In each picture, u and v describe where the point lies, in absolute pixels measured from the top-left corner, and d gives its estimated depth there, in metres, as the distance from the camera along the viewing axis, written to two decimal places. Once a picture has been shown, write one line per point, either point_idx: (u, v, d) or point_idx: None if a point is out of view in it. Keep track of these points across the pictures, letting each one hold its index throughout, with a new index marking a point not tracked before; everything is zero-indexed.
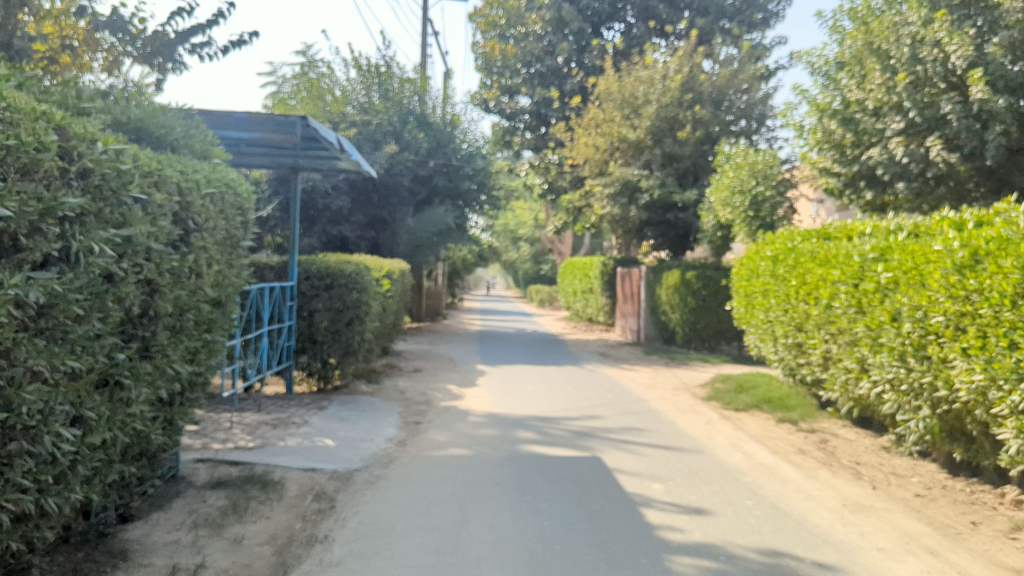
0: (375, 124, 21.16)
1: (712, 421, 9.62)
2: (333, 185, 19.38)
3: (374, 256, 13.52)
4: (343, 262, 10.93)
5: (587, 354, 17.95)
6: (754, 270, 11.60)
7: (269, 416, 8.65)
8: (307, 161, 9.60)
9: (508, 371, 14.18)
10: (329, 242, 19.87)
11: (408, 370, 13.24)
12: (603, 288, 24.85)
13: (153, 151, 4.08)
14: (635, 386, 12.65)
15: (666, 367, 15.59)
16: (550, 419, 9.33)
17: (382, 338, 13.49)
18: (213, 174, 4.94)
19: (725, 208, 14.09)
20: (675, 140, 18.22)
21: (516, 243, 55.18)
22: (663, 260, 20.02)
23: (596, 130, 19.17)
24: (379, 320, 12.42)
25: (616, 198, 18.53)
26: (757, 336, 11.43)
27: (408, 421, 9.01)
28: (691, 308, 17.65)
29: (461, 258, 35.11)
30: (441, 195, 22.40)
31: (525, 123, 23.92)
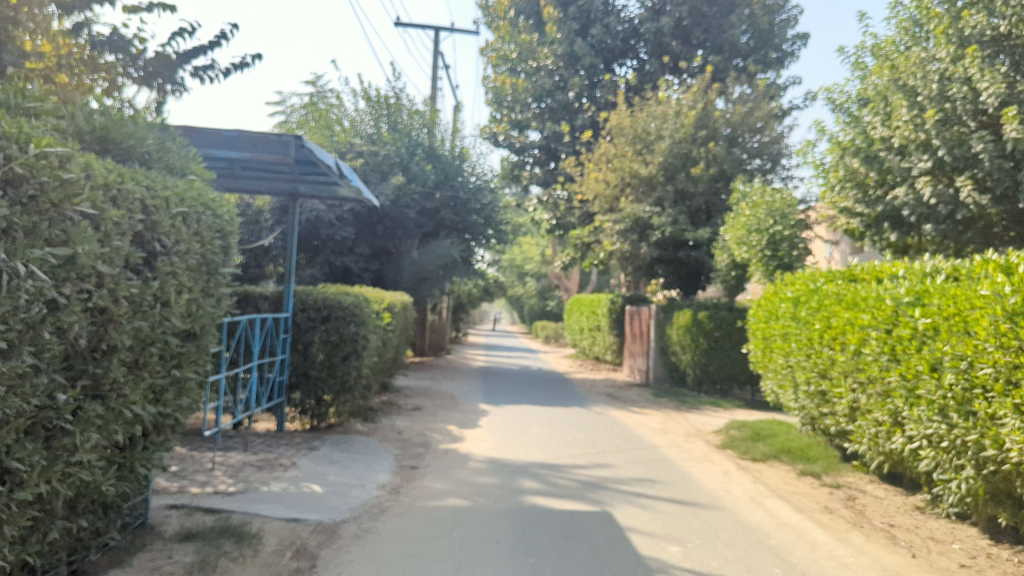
0: (382, 155, 20.77)
1: (729, 473, 9.00)
2: (337, 216, 18.94)
3: (376, 288, 13.02)
4: (342, 293, 10.42)
5: (594, 395, 17.33)
6: (773, 312, 11.04)
7: (254, 458, 8.08)
8: (307, 188, 9.16)
9: (512, 411, 13.58)
10: (332, 273, 19.38)
11: (408, 408, 12.65)
12: (611, 326, 24.27)
13: (112, 162, 3.64)
14: (645, 430, 12.04)
15: (676, 411, 14.95)
16: (556, 466, 8.72)
17: (381, 374, 12.92)
18: (187, 191, 4.45)
19: (741, 246, 13.56)
20: (688, 177, 17.77)
21: (522, 279, 54.72)
22: (673, 299, 19.47)
23: (607, 165, 18.73)
24: (379, 355, 11.87)
25: (627, 234, 18.03)
26: (776, 382, 10.84)
27: (404, 465, 8.42)
28: (703, 350, 17.11)
29: (467, 292, 34.57)
30: (447, 228, 21.94)
31: (534, 157, 23.54)
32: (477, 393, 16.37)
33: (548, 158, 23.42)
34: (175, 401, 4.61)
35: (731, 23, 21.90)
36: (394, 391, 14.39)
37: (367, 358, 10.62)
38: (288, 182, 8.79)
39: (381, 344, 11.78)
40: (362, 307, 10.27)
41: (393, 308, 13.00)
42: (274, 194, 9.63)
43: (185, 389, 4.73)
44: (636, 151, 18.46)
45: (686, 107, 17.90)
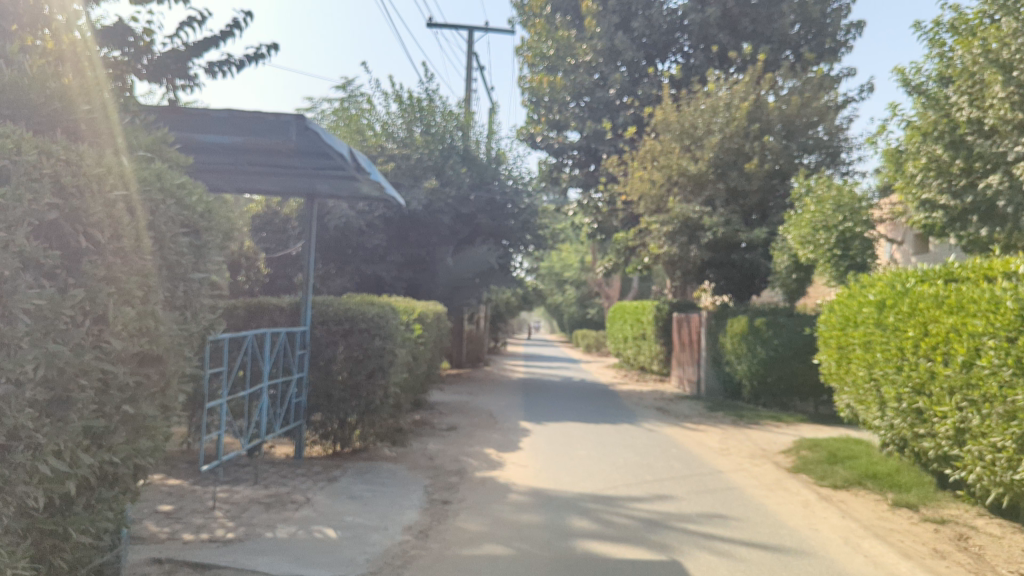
0: (415, 158, 19.86)
1: (810, 504, 7.78)
2: (368, 223, 18.00)
3: (406, 297, 12.01)
4: (368, 303, 9.41)
5: (643, 409, 16.13)
6: (849, 320, 9.82)
7: (264, 492, 7.08)
8: (325, 185, 8.23)
9: (556, 429, 12.48)
10: (364, 283, 18.46)
11: (443, 428, 11.61)
12: (658, 335, 23.05)
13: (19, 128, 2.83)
14: (705, 452, 10.84)
15: (735, 427, 13.70)
16: (610, 499, 7.58)
17: (413, 391, 11.90)
18: (131, 174, 3.47)
19: (805, 246, 12.28)
20: (740, 174, 16.55)
21: (562, 286, 53.59)
22: (725, 305, 18.23)
23: (653, 163, 17.57)
24: (409, 371, 10.86)
25: (674, 237, 16.84)
26: (855, 398, 9.60)
27: (435, 499, 7.37)
28: (761, 359, 15.80)
29: (505, 302, 33.53)
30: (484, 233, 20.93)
31: (574, 158, 22.46)
32: (519, 408, 15.31)
33: (589, 159, 22.32)
34: (129, 443, 3.62)
35: (782, 13, 20.50)
36: (429, 409, 13.38)
37: (396, 375, 9.60)
38: (302, 180, 7.88)
39: (411, 359, 10.77)
40: (389, 318, 9.27)
41: (425, 319, 11.98)
42: (288, 195, 8.71)
43: (148, 428, 3.75)
44: (682, 147, 17.30)
45: (737, 99, 16.71)
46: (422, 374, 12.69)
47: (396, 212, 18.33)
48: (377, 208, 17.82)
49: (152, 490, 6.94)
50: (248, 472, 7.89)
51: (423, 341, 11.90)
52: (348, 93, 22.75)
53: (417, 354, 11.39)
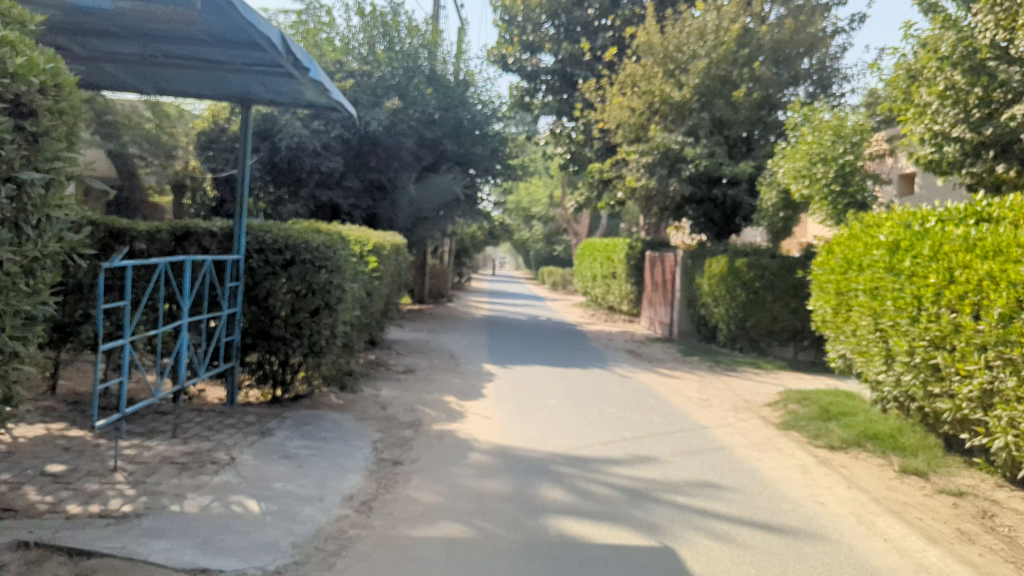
0: (378, 77, 18.39)
1: (809, 470, 6.88)
2: (323, 144, 16.54)
3: (361, 226, 10.81)
4: (312, 231, 8.22)
5: (614, 352, 15.25)
6: (851, 262, 8.85)
7: (181, 450, 5.97)
8: (259, 88, 6.96)
9: (522, 374, 11.52)
10: (319, 210, 17.14)
11: (399, 370, 10.54)
12: (629, 273, 22.14)
13: None
14: (684, 402, 9.94)
15: (713, 374, 12.88)
16: (586, 463, 6.58)
17: (366, 330, 10.79)
18: None
19: (799, 179, 11.22)
20: (727, 103, 15.42)
21: (528, 222, 52.35)
22: (703, 244, 17.29)
23: (634, 88, 16.34)
24: (361, 307, 9.72)
25: (654, 169, 15.76)
26: (853, 349, 8.69)
27: (383, 458, 6.32)
28: (740, 303, 14.95)
29: (470, 235, 32.37)
30: (449, 160, 19.64)
31: (548, 84, 21.11)
32: (483, 348, 14.32)
33: (564, 85, 21.00)
34: None
35: None
36: (384, 349, 12.32)
37: (345, 312, 8.46)
38: (229, 77, 6.59)
39: (364, 294, 9.63)
40: (337, 248, 8.10)
41: (381, 250, 10.79)
42: (217, 98, 7.42)
43: None
44: (666, 71, 16.10)
45: (726, 21, 15.48)
46: (378, 310, 11.56)
47: (354, 134, 16.94)
48: (335, 128, 16.43)
49: (43, 446, 5.80)
50: (167, 422, 6.76)
51: (379, 274, 10.74)
52: (306, 4, 21.02)
53: (370, 288, 10.25)
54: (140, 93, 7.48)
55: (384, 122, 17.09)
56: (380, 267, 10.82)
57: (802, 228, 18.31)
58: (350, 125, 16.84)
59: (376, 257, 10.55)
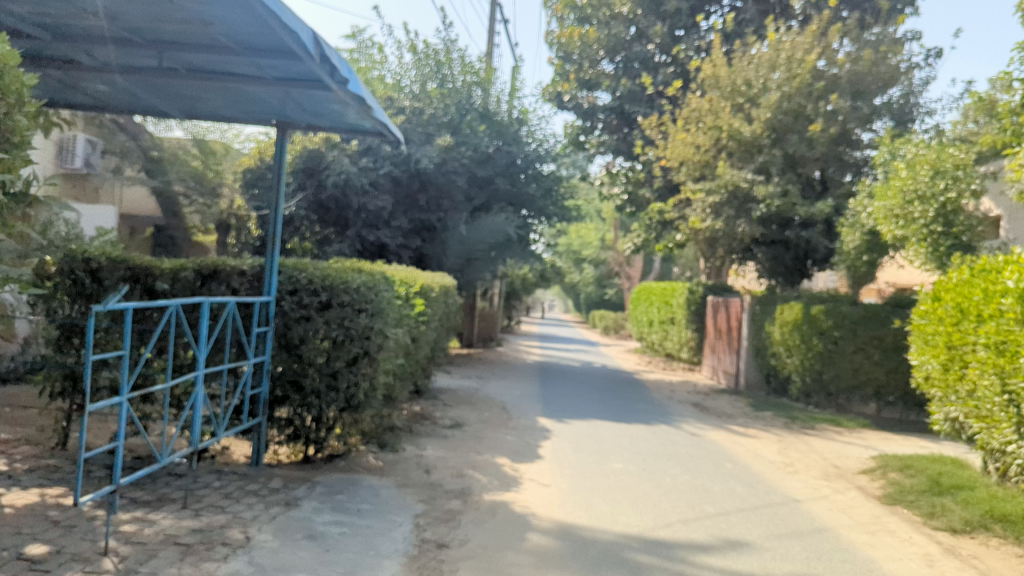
0: (429, 114, 17.78)
1: (935, 564, 5.70)
2: (372, 181, 15.86)
3: (409, 267, 9.97)
4: (353, 270, 7.36)
5: (678, 405, 14.10)
6: (965, 312, 7.71)
7: (189, 525, 5.08)
8: (294, 106, 6.19)
9: (579, 429, 10.49)
10: (366, 250, 16.42)
11: (447, 425, 9.59)
12: (689, 319, 20.99)
13: None
14: (767, 467, 8.79)
15: (790, 433, 11.66)
16: (666, 548, 5.50)
17: (410, 379, 9.86)
18: None
19: (894, 219, 10.15)
20: (801, 138, 14.40)
21: (580, 265, 51.44)
22: (773, 289, 16.13)
23: (699, 124, 15.43)
24: (406, 355, 8.82)
25: (721, 209, 14.78)
26: (971, 413, 7.49)
27: (426, 539, 5.34)
28: (816, 354, 13.72)
29: (522, 278, 31.56)
30: (502, 199, 18.86)
31: (605, 122, 20.32)
32: (536, 398, 13.30)
33: (622, 123, 20.19)
34: None
35: None
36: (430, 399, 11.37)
37: (388, 361, 7.58)
38: (262, 94, 5.86)
39: (409, 341, 8.74)
40: (381, 290, 7.26)
41: (429, 292, 9.92)
42: (253, 120, 6.70)
43: None
44: (734, 105, 15.18)
45: (800, 52, 14.53)
46: (424, 358, 10.66)
47: (404, 171, 16.26)
48: (384, 165, 15.81)
49: (32, 517, 4.96)
50: (180, 488, 5.89)
51: (426, 318, 9.85)
52: (360, 42, 20.68)
53: (416, 334, 9.37)
54: (172, 115, 6.83)
55: (435, 159, 16.41)
56: (428, 310, 9.93)
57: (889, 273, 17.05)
58: (400, 162, 16.19)
59: (424, 300, 9.68)
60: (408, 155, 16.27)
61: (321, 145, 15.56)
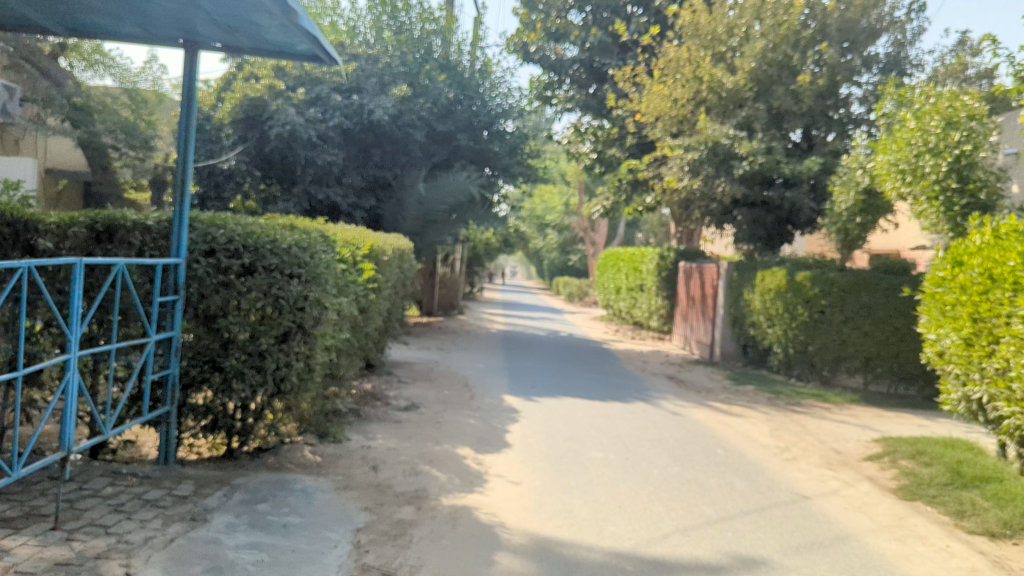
0: (384, 62, 16.37)
1: None
2: (321, 134, 14.47)
3: (356, 227, 8.74)
4: (284, 226, 6.11)
5: (654, 378, 13.09)
6: (996, 278, 6.70)
7: (54, 557, 3.86)
8: (201, 15, 4.96)
9: (548, 408, 9.40)
10: (315, 210, 15.05)
11: (401, 406, 8.42)
12: (660, 286, 19.99)
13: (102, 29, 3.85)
14: (764, 454, 7.79)
15: (777, 410, 10.72)
16: (665, 571, 4.43)
17: (358, 354, 8.67)
18: None
19: (899, 175, 9.16)
20: (788, 90, 13.34)
21: (543, 231, 50.34)
22: (752, 255, 15.17)
23: (677, 74, 14.28)
24: (352, 328, 7.63)
25: (700, 167, 13.71)
26: (1000, 394, 6.52)
27: (367, 566, 4.20)
28: (801, 323, 12.80)
29: (484, 242, 30.38)
30: (463, 157, 17.59)
31: (573, 76, 19.09)
32: (500, 372, 12.18)
33: (591, 77, 18.99)
34: None
35: None
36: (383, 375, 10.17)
37: (328, 337, 6.39)
38: None
39: (355, 311, 7.53)
40: (318, 251, 6.05)
41: (381, 254, 8.71)
42: (154, 36, 5.44)
43: None
44: (715, 54, 14.12)
45: None
46: (375, 330, 9.45)
47: (357, 124, 14.91)
48: (335, 116, 14.45)
49: None
50: (57, 499, 4.64)
51: (377, 284, 8.64)
52: None
53: (365, 303, 8.18)
54: (51, 28, 5.52)
55: (391, 111, 15.05)
56: (379, 275, 8.71)
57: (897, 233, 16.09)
58: (352, 113, 14.83)
59: (374, 264, 8.47)
60: (361, 106, 14.92)
61: (265, 95, 14.05)
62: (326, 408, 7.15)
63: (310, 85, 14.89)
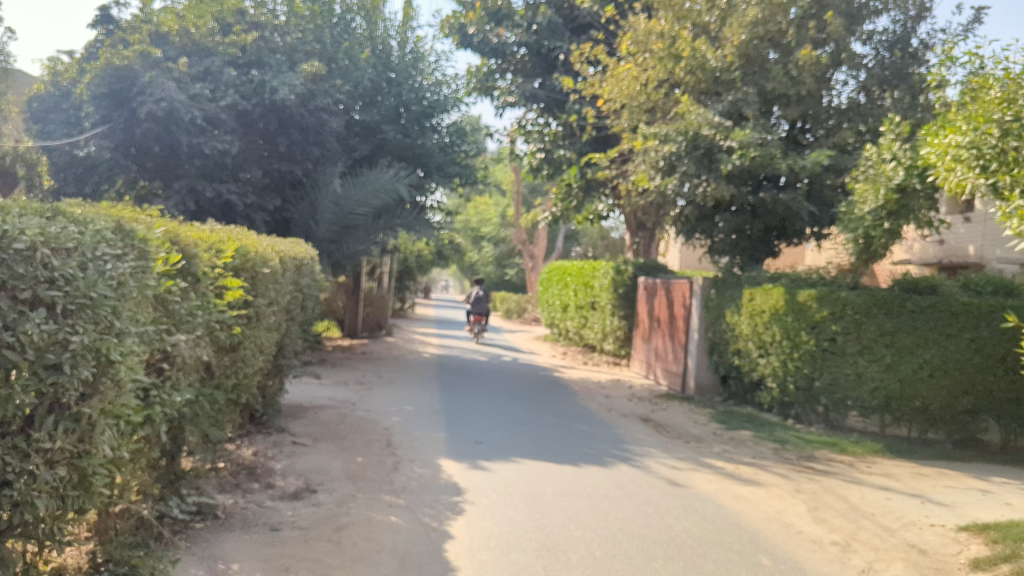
0: (295, 34, 13.51)
1: None
2: (212, 116, 11.57)
3: (219, 226, 5.92)
4: (31, 212, 3.25)
5: (625, 421, 10.57)
6: None
7: None
8: None
9: (499, 480, 6.72)
10: (203, 210, 12.07)
11: (287, 495, 5.64)
12: (616, 304, 17.59)
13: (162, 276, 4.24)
14: (831, 561, 5.31)
15: (791, 469, 8.30)
16: None
17: (218, 413, 5.82)
18: None
19: (977, 161, 6.79)
20: (784, 69, 11.05)
21: (477, 244, 47.85)
22: (732, 269, 12.85)
23: (646, 53, 11.89)
24: (198, 381, 4.81)
25: (680, 162, 11.28)
26: None
27: None
28: (805, 354, 10.40)
29: (415, 254, 27.66)
30: (389, 153, 14.90)
31: (518, 63, 16.56)
32: (434, 417, 9.47)
33: (538, 65, 16.52)
34: None
35: None
36: (267, 433, 7.33)
37: (129, 410, 3.58)
38: None
39: (198, 359, 4.69)
40: (98, 259, 3.25)
41: (256, 264, 5.91)
42: None
43: None
44: (693, 28, 11.78)
45: None
46: (257, 372, 6.66)
47: (258, 106, 12.06)
48: (229, 94, 11.57)
49: None
50: None
51: (249, 308, 5.83)
52: None
53: (226, 336, 5.37)
54: None
55: (300, 90, 12.23)
56: (254, 293, 5.89)
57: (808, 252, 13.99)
58: (251, 92, 11.98)
59: (239, 280, 5.66)
60: (263, 83, 12.07)
61: (137, 62, 11.06)
62: (137, 517, 4.30)
63: (198, 57, 11.90)
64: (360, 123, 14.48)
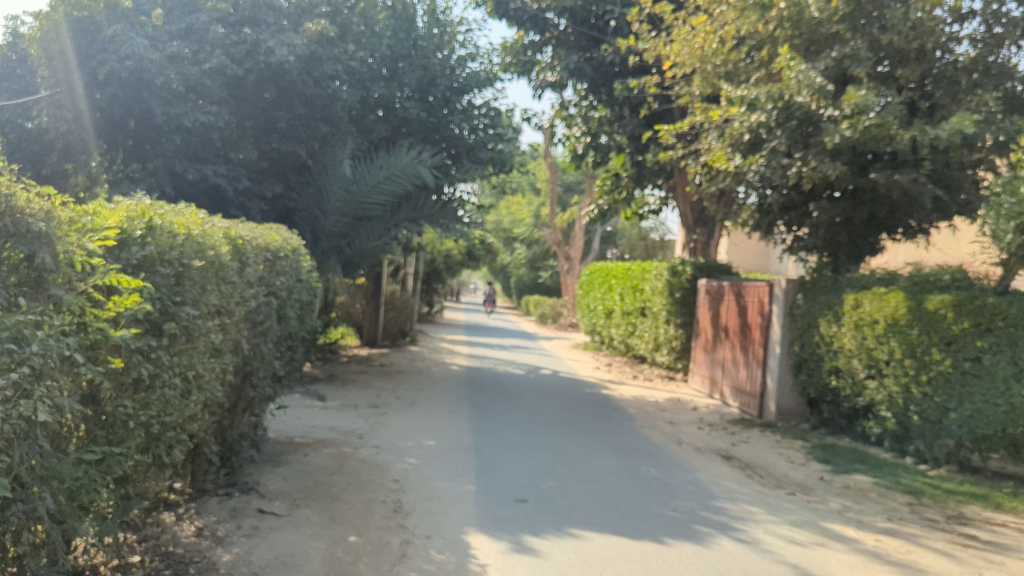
0: None
1: None
2: (195, 81, 9.53)
3: (131, 201, 3.86)
4: None
5: (703, 460, 8.35)
6: None
7: None
8: None
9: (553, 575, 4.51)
10: (187, 197, 10.03)
11: None
12: (671, 310, 15.34)
13: None
14: None
15: (951, 541, 6.01)
16: None
17: (117, 487, 3.69)
18: None
19: None
20: (905, 16, 8.74)
21: (510, 244, 45.75)
22: (826, 269, 10.58)
23: (722, 5, 9.67)
24: (37, 454, 2.71)
25: (773, 134, 9.12)
26: None
27: None
28: (940, 377, 8.02)
29: (444, 254, 25.58)
30: (412, 135, 12.81)
31: (559, 35, 14.32)
32: (461, 457, 7.31)
33: (583, 38, 14.23)
34: None
35: None
36: (223, 495, 5.20)
37: None
38: None
39: (26, 416, 2.60)
40: None
41: (185, 256, 3.82)
42: None
43: None
44: None
45: None
46: (204, 414, 4.56)
47: (251, 72, 10.03)
48: (215, 55, 9.55)
49: None
50: None
51: (167, 321, 3.70)
52: None
53: (114, 368, 3.26)
54: None
55: (301, 52, 10.15)
56: (179, 300, 3.76)
57: (890, 251, 12.34)
58: (242, 54, 9.93)
59: (149, 278, 3.55)
60: (257, 43, 10.01)
61: (102, 10, 9.15)
62: None
63: (180, 13, 9.81)
64: (377, 100, 12.37)
